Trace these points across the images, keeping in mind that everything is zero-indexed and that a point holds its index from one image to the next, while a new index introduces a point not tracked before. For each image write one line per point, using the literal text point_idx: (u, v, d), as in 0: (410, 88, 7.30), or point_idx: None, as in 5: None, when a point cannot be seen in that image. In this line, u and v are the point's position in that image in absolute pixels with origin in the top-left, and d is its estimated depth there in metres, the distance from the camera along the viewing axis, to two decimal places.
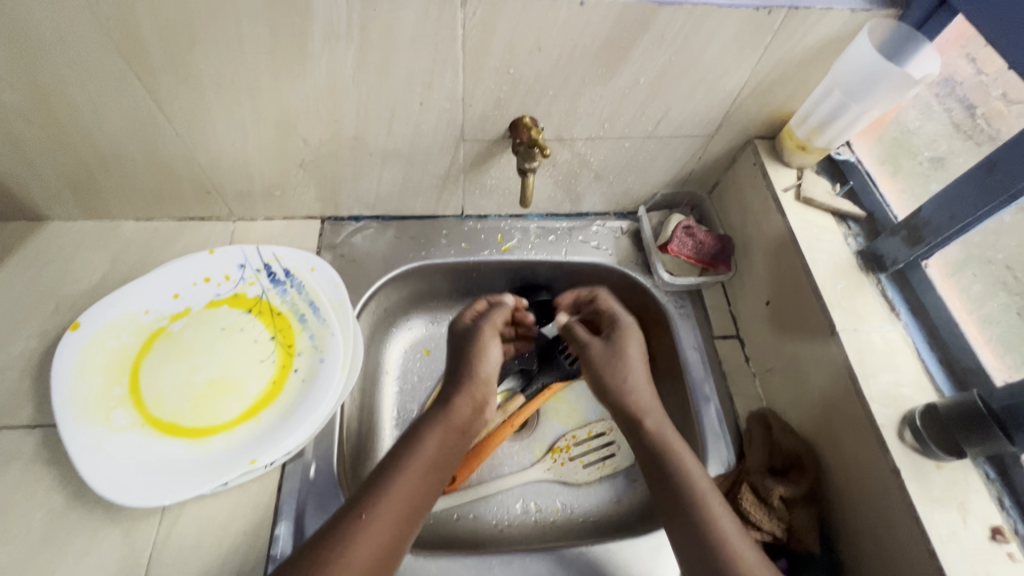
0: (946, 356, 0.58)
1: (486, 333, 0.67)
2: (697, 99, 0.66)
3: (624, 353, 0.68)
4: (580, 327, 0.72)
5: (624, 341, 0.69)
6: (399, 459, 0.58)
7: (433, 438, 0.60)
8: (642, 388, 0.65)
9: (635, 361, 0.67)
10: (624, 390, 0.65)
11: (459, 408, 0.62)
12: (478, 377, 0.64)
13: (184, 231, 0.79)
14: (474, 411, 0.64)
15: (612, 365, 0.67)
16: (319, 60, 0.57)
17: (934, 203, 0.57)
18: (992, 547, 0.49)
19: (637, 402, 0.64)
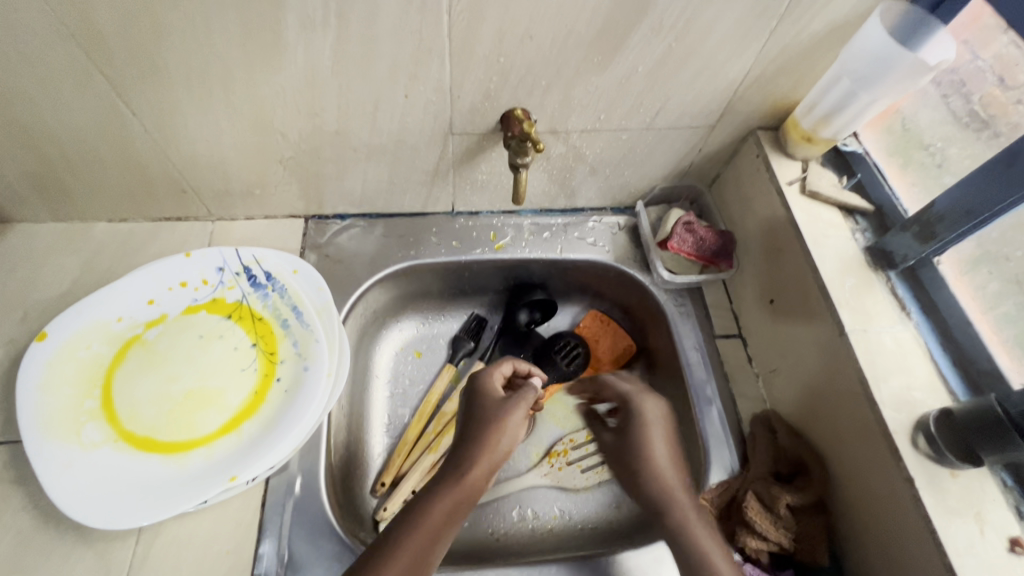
0: (959, 357, 0.56)
1: (518, 408, 0.63)
2: (699, 89, 0.63)
3: (651, 423, 0.64)
4: (614, 388, 0.68)
5: (652, 409, 0.65)
6: (414, 516, 0.54)
7: (446, 498, 0.56)
8: (669, 465, 0.61)
9: (660, 434, 0.63)
10: (651, 467, 0.61)
11: (474, 472, 0.58)
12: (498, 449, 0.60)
13: (160, 232, 0.75)
14: (488, 476, 0.60)
15: (638, 437, 0.63)
16: (294, 50, 0.53)
17: (949, 196, 0.54)
18: (1011, 559, 0.47)
19: (665, 478, 0.60)
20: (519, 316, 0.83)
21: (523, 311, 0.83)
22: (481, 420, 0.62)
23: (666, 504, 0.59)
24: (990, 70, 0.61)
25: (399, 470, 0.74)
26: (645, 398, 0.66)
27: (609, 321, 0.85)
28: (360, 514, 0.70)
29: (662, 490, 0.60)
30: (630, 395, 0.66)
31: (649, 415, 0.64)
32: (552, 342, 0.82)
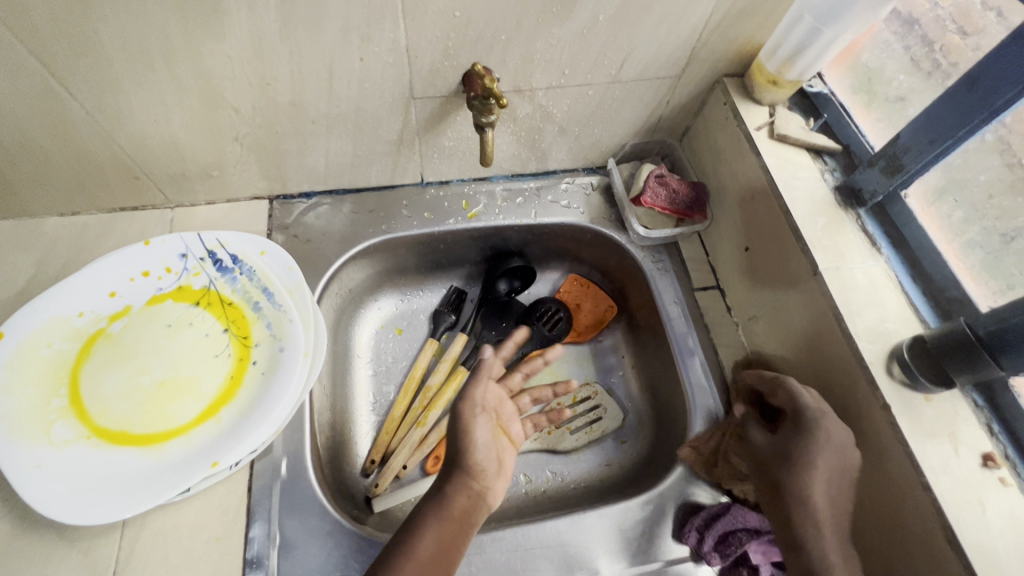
0: (929, 288, 0.57)
1: (475, 419, 0.57)
2: (663, 35, 0.62)
3: (830, 450, 0.52)
4: (790, 393, 0.57)
5: (835, 434, 0.52)
6: (395, 558, 0.50)
7: (432, 531, 0.52)
8: (824, 505, 0.51)
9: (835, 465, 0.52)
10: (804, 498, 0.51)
11: (455, 496, 0.55)
12: (473, 468, 0.56)
13: (119, 223, 0.72)
14: (476, 502, 0.56)
15: (802, 461, 0.52)
16: (237, 15, 0.50)
17: (913, 128, 0.54)
18: (984, 474, 0.49)
19: (817, 515, 0.50)
20: (499, 286, 0.84)
21: (502, 280, 0.84)
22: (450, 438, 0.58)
23: (815, 545, 0.50)
24: (949, 20, 0.59)
25: (388, 446, 0.74)
26: (834, 424, 0.53)
27: (589, 284, 0.86)
28: (352, 492, 0.70)
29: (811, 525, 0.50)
30: (809, 409, 0.54)
31: (835, 441, 0.52)
32: (533, 308, 0.83)
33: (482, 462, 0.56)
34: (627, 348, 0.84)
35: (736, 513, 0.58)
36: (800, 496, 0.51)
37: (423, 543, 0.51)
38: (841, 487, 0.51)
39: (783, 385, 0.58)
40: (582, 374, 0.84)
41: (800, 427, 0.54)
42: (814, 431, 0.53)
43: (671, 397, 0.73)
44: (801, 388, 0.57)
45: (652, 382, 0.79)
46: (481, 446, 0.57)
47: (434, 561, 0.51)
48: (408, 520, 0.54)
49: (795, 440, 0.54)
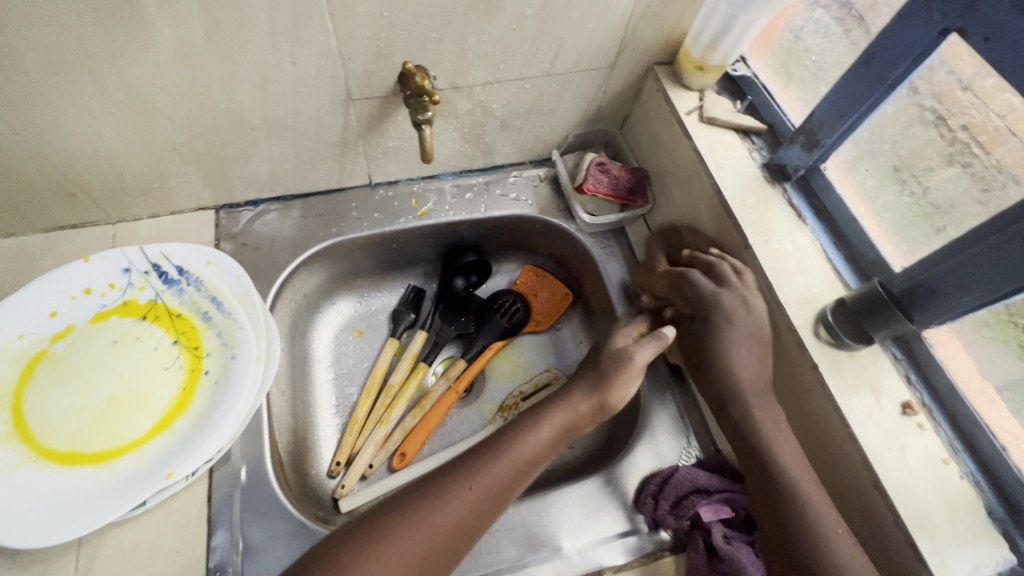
0: (851, 253, 0.61)
1: (632, 367, 0.62)
2: (591, 27, 0.64)
3: (733, 325, 0.59)
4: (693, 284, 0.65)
5: (735, 310, 0.60)
6: (511, 439, 0.58)
7: (550, 425, 0.60)
8: (740, 373, 0.59)
9: (736, 340, 0.59)
10: (721, 372, 0.60)
11: (581, 407, 0.61)
12: (608, 395, 0.62)
13: (57, 243, 0.71)
14: (594, 416, 0.62)
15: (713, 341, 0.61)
16: (161, 25, 0.50)
17: (825, 104, 0.58)
18: (903, 421, 0.53)
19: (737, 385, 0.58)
20: (456, 281, 0.85)
21: (459, 276, 0.85)
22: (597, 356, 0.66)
23: (737, 404, 0.58)
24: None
25: (353, 447, 0.74)
26: (736, 304, 0.60)
27: (543, 274, 0.88)
28: (319, 495, 0.71)
29: (735, 393, 0.58)
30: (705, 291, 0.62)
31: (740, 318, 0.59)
32: (490, 301, 0.84)
33: (617, 398, 0.62)
34: (583, 333, 0.87)
35: (682, 474, 0.62)
36: (716, 372, 0.60)
37: (542, 432, 0.59)
38: (750, 356, 0.59)
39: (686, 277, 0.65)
40: (542, 361, 0.86)
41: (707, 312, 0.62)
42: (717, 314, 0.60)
43: None
44: (703, 274, 0.64)
45: None
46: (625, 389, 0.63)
47: (532, 458, 0.58)
48: (527, 419, 0.61)
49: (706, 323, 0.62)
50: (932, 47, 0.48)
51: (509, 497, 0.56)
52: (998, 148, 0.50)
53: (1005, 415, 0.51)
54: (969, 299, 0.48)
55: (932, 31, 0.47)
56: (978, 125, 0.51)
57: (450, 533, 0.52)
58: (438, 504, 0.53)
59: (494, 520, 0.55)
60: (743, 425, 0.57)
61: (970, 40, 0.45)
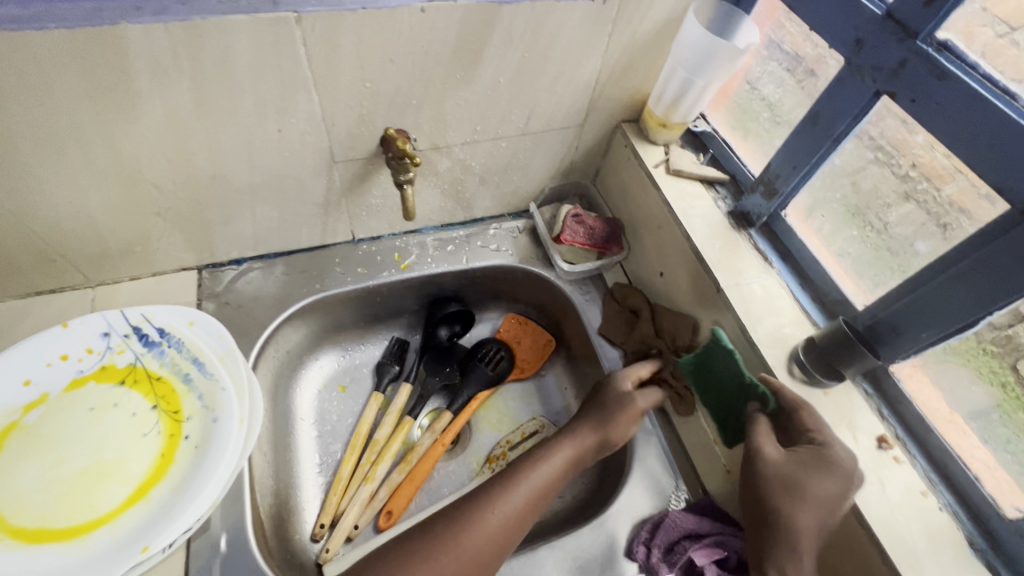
0: (817, 293, 0.64)
1: (636, 406, 0.65)
2: (561, 90, 0.69)
3: (835, 484, 0.50)
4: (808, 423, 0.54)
5: (849, 471, 0.50)
6: (529, 466, 0.62)
7: (562, 453, 0.63)
8: (812, 533, 0.50)
9: (818, 509, 0.49)
10: (787, 523, 0.50)
11: (586, 438, 0.64)
12: (615, 428, 0.64)
13: (34, 308, 0.70)
14: (601, 449, 0.65)
15: (801, 488, 0.50)
16: (150, 98, 0.52)
17: (780, 157, 0.63)
18: (880, 455, 0.54)
19: (794, 542, 0.50)
20: (440, 331, 0.86)
21: (442, 326, 0.86)
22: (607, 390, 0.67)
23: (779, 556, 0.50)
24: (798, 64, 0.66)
25: (338, 507, 0.72)
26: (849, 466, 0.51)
27: (526, 321, 0.89)
28: (302, 561, 0.68)
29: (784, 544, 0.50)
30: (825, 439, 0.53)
31: (840, 477, 0.50)
32: (474, 350, 0.85)
33: (616, 431, 0.64)
34: (568, 378, 0.87)
35: (674, 516, 0.62)
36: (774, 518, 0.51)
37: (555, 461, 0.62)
38: (827, 518, 0.49)
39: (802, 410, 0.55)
40: (528, 410, 0.86)
41: (809, 456, 0.52)
42: (828, 462, 0.51)
43: None
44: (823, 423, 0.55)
45: None
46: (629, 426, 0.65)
47: (546, 486, 0.61)
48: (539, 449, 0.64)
49: (810, 467, 0.51)
50: (868, 107, 0.53)
51: (524, 527, 0.59)
52: (948, 184, 0.52)
53: (975, 444, 0.53)
54: (929, 334, 0.51)
55: (865, 93, 0.52)
56: (928, 163, 0.54)
57: (477, 560, 0.55)
58: (459, 537, 0.55)
59: (511, 547, 0.58)
60: None
61: (898, 100, 0.50)
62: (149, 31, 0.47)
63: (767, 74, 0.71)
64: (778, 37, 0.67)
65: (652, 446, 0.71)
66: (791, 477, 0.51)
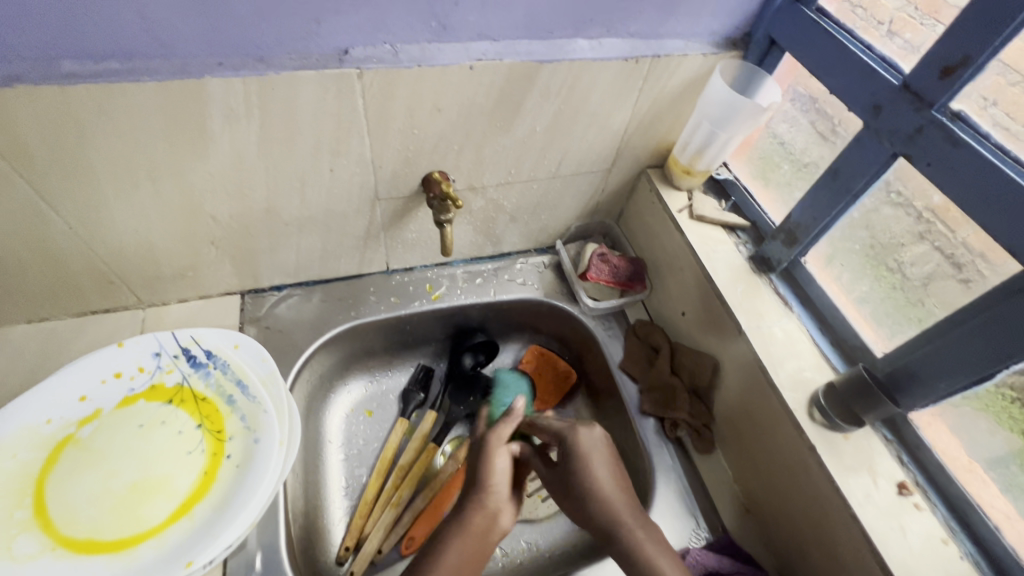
0: (837, 338, 0.67)
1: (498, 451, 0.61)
2: (591, 138, 0.73)
3: (587, 452, 0.59)
4: (545, 426, 0.64)
5: (601, 434, 0.61)
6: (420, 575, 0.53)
7: (457, 542, 0.55)
8: (611, 486, 0.57)
9: (602, 465, 0.58)
10: (593, 493, 0.56)
11: (472, 517, 0.56)
12: (488, 485, 0.59)
13: (89, 326, 0.74)
14: (491, 514, 0.57)
15: (573, 463, 0.59)
16: (220, 140, 0.57)
17: (802, 207, 0.66)
18: (901, 501, 0.56)
19: (607, 503, 0.56)
20: (464, 360, 0.88)
21: (467, 355, 0.88)
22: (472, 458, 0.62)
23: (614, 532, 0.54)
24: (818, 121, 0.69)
25: (362, 531, 0.74)
26: (577, 428, 0.61)
27: (547, 353, 0.91)
28: None
29: (610, 517, 0.55)
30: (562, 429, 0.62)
31: (579, 446, 0.60)
32: (497, 381, 0.88)
33: (494, 481, 0.59)
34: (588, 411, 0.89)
35: (696, 554, 0.64)
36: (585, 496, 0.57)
37: (449, 556, 0.54)
38: (609, 475, 0.58)
39: (536, 423, 0.65)
40: None
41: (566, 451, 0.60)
42: (575, 450, 0.59)
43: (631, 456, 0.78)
44: (553, 420, 0.64)
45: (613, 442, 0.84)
46: (501, 470, 0.60)
47: None
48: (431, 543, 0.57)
49: (569, 452, 0.60)
50: (886, 166, 0.56)
51: None
52: (961, 228, 0.54)
53: (994, 494, 0.54)
54: (947, 384, 0.53)
55: (883, 153, 0.56)
56: (944, 207, 0.55)
57: None
58: None
59: None
60: (624, 549, 0.53)
61: (916, 162, 0.53)
62: (228, 83, 0.52)
63: (792, 128, 0.74)
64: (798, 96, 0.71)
65: (672, 483, 0.72)
66: (563, 459, 0.60)
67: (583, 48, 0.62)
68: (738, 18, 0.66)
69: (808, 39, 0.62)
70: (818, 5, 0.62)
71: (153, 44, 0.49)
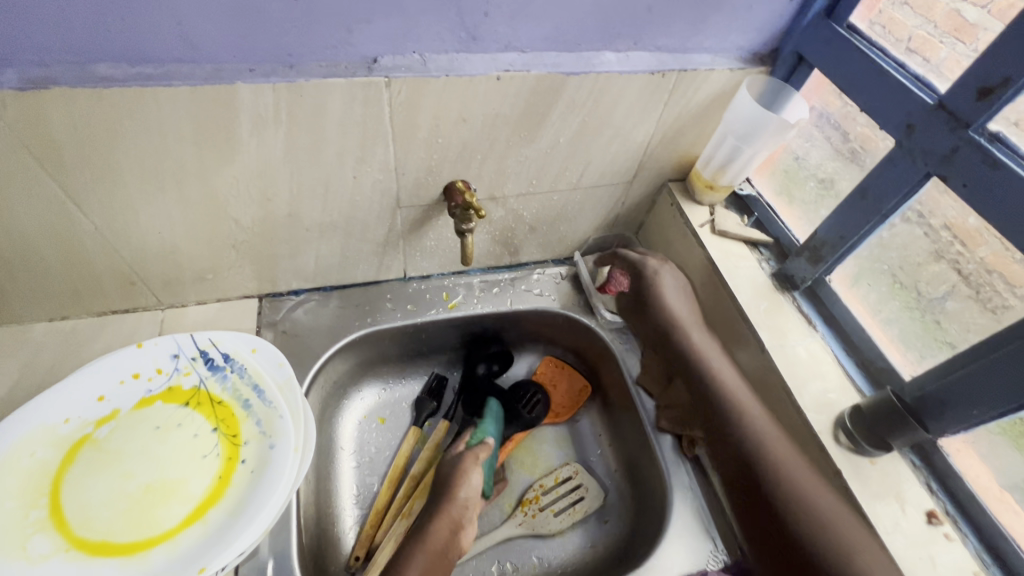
0: (863, 360, 0.66)
1: (471, 468, 0.73)
2: (614, 151, 0.73)
3: (664, 269, 0.77)
4: (625, 259, 0.81)
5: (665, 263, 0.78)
6: None
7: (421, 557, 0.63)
8: (677, 304, 0.75)
9: (670, 279, 0.76)
10: (664, 309, 0.74)
11: (434, 534, 0.65)
12: (456, 502, 0.69)
13: (108, 325, 0.75)
14: (453, 535, 0.66)
15: (654, 288, 0.76)
16: (247, 145, 0.57)
17: (828, 224, 0.65)
18: (930, 531, 0.55)
19: (677, 317, 0.74)
20: (478, 369, 0.89)
21: (481, 364, 0.90)
22: (440, 483, 0.71)
23: (681, 336, 0.72)
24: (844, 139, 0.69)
25: (372, 540, 0.73)
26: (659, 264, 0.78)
27: (563, 365, 0.91)
28: None
29: (677, 326, 0.73)
30: (640, 264, 0.78)
31: (654, 266, 0.77)
32: (512, 392, 0.87)
33: (463, 495, 0.70)
34: (602, 425, 0.88)
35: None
36: (658, 306, 0.75)
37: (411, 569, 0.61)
38: (682, 301, 0.75)
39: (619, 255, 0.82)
40: (561, 455, 0.87)
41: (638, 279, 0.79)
42: (647, 271, 0.77)
43: (646, 470, 0.78)
44: (632, 254, 0.80)
45: (627, 458, 0.82)
46: (472, 490, 0.71)
47: None
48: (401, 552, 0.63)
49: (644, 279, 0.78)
50: (917, 186, 0.56)
51: None
52: (979, 247, 0.55)
53: None
54: (979, 412, 0.51)
55: (915, 173, 0.55)
56: (959, 227, 0.56)
57: None
58: None
59: None
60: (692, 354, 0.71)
61: (950, 183, 0.52)
62: (258, 89, 0.52)
63: (817, 146, 0.73)
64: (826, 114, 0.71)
65: (688, 502, 0.71)
66: (639, 275, 0.78)
67: (610, 61, 0.62)
68: (766, 33, 0.65)
69: (839, 55, 0.61)
70: (849, 22, 0.61)
71: (186, 49, 0.49)
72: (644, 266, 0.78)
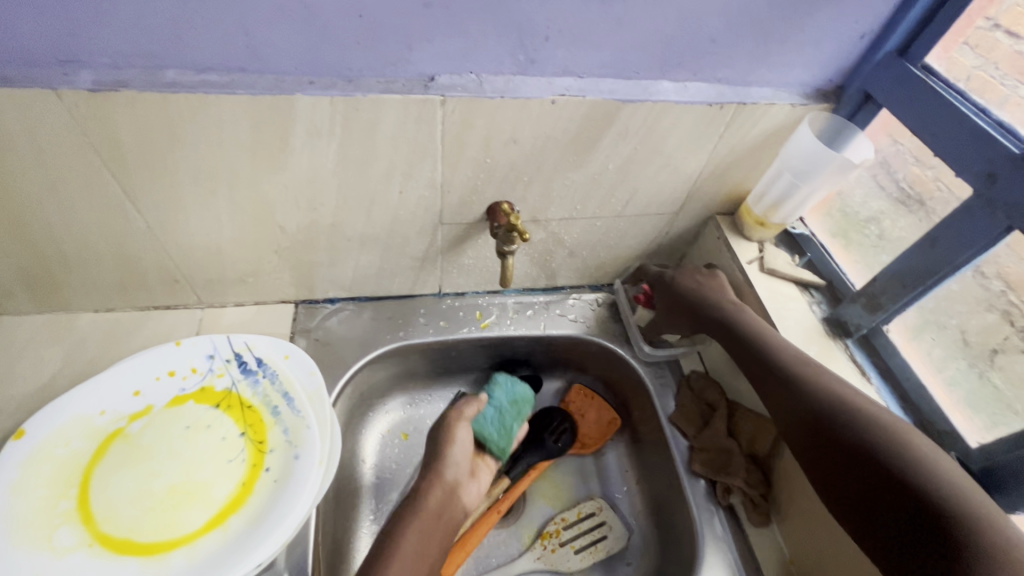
0: (922, 420, 0.62)
1: (457, 426, 0.70)
2: (662, 180, 0.71)
3: (688, 272, 0.76)
4: (648, 274, 0.81)
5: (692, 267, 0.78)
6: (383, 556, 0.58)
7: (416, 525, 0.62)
8: (723, 297, 0.72)
9: (706, 279, 0.74)
10: (714, 301, 0.71)
11: (426, 502, 0.64)
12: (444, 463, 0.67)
13: (149, 321, 0.76)
14: (444, 497, 0.65)
15: (683, 292, 0.74)
16: (300, 154, 0.58)
17: (889, 273, 0.62)
18: None
19: (726, 305, 0.70)
20: None
21: None
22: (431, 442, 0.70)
23: (739, 326, 0.67)
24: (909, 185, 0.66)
25: None
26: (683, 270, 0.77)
27: (592, 395, 0.88)
28: None
29: (734, 314, 0.69)
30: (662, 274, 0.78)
31: (683, 273, 0.76)
32: (540, 419, 0.84)
33: (450, 453, 0.67)
34: (630, 461, 0.85)
35: None
36: (700, 300, 0.72)
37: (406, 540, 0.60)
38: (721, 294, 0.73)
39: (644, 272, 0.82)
40: (585, 489, 0.84)
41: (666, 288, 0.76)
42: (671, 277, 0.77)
43: (675, 515, 0.74)
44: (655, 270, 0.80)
45: (655, 499, 0.79)
46: (459, 446, 0.68)
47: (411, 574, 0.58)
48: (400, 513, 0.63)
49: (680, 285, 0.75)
50: (996, 240, 0.52)
51: None
52: None
53: None
54: None
55: (995, 226, 0.52)
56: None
57: None
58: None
59: None
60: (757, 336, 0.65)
61: None
62: (317, 102, 0.53)
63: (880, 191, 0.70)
64: (891, 158, 0.69)
65: (722, 555, 0.67)
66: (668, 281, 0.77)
67: (668, 90, 0.60)
68: (833, 69, 0.63)
69: (913, 96, 0.58)
70: (925, 62, 0.59)
71: (251, 59, 0.50)
72: (671, 276, 0.76)
